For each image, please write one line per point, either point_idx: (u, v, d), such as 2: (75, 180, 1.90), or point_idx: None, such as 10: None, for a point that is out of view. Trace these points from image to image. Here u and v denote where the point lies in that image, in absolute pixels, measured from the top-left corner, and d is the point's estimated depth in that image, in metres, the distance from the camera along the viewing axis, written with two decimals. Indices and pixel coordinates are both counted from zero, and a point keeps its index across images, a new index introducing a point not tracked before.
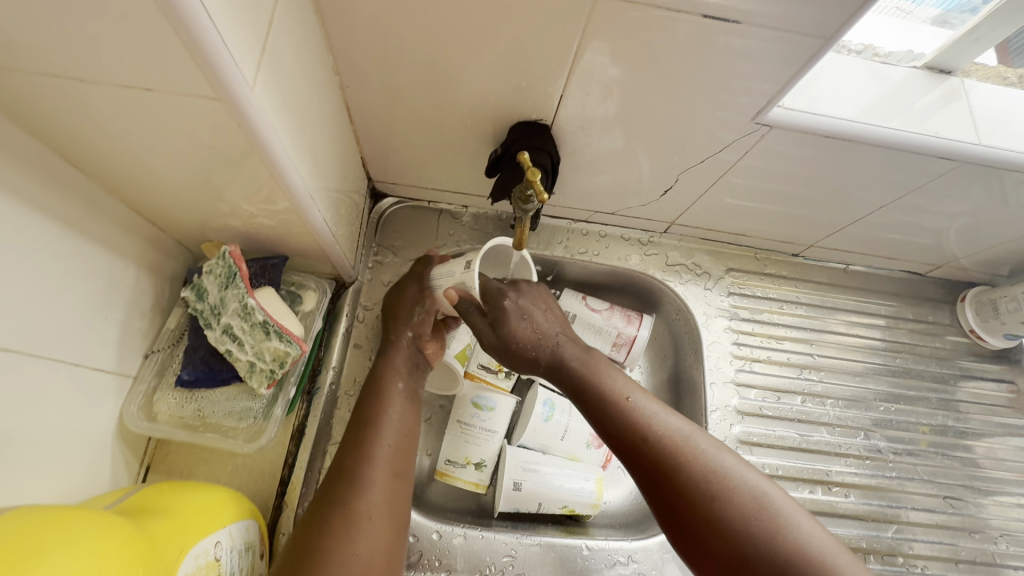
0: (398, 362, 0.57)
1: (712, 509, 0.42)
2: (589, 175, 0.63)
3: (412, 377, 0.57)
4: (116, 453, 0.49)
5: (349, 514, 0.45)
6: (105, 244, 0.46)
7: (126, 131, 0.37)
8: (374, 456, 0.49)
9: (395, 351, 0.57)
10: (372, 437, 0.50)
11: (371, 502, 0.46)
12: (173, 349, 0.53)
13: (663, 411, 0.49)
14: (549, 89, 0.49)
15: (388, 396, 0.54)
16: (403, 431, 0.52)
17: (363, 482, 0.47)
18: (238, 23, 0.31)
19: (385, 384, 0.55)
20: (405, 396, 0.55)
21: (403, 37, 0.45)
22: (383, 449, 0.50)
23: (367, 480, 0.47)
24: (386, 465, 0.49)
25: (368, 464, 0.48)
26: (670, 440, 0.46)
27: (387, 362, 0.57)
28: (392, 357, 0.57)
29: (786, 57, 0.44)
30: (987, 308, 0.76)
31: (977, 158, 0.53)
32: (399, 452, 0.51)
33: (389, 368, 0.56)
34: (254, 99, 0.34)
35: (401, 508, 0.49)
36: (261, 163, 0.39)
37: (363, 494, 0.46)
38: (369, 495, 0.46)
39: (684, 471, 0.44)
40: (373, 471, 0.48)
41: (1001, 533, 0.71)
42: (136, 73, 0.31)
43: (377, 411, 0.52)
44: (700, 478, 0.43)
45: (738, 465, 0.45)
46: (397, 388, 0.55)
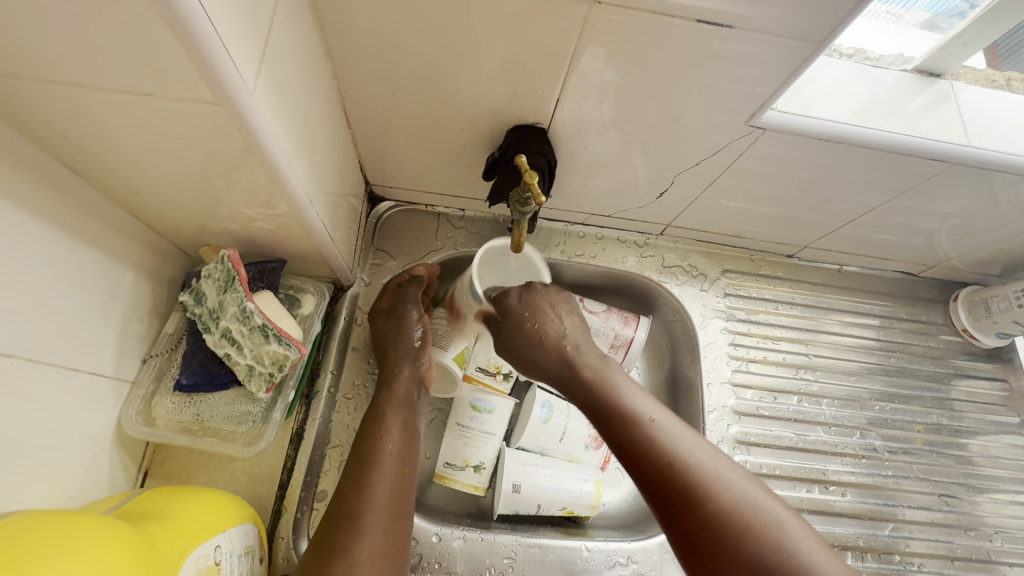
0: (399, 392, 0.58)
1: (739, 550, 0.41)
2: (585, 177, 0.63)
3: (411, 409, 0.58)
4: (114, 458, 0.49)
5: (347, 558, 0.45)
6: (103, 248, 0.46)
7: (126, 136, 0.37)
8: (373, 497, 0.49)
9: (395, 381, 0.59)
10: (372, 477, 0.50)
11: (370, 545, 0.46)
12: (172, 353, 0.53)
13: (693, 441, 0.47)
14: (546, 93, 0.50)
15: (388, 433, 0.54)
16: (401, 469, 0.52)
17: (364, 525, 0.47)
18: (238, 27, 0.31)
19: (383, 419, 0.55)
20: (404, 432, 0.55)
21: (401, 43, 0.45)
22: (382, 490, 0.50)
23: (367, 521, 0.47)
24: (385, 506, 0.49)
25: (367, 505, 0.48)
26: (696, 474, 0.45)
27: (387, 395, 0.58)
28: (392, 387, 0.58)
29: (779, 61, 0.44)
30: (980, 307, 0.77)
31: (967, 159, 0.54)
32: (398, 492, 0.51)
33: (390, 402, 0.57)
34: (254, 103, 0.35)
35: (399, 548, 0.48)
36: (261, 167, 0.40)
37: (362, 538, 0.46)
38: (368, 540, 0.46)
39: (708, 509, 0.43)
40: (372, 514, 0.48)
41: (996, 530, 0.72)
42: (136, 78, 0.32)
43: (377, 448, 0.52)
44: (728, 515, 0.43)
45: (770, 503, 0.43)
46: (396, 424, 0.55)
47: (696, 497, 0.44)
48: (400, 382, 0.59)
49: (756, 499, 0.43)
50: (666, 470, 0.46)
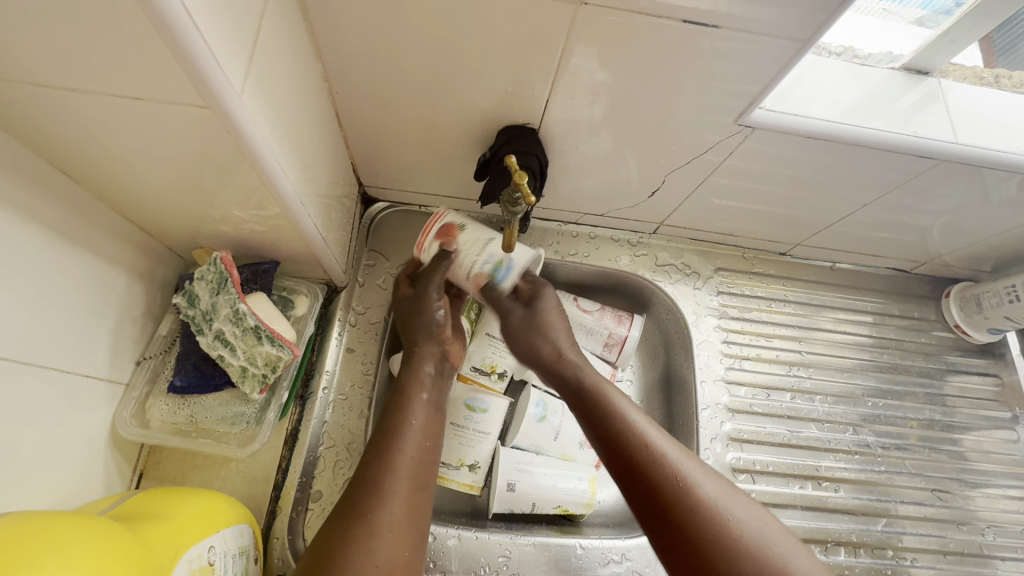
0: (421, 373, 0.58)
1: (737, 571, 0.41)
2: (578, 177, 0.63)
3: (433, 386, 0.58)
4: (108, 460, 0.49)
5: (368, 523, 0.45)
6: (96, 251, 0.46)
7: (116, 140, 0.37)
8: (395, 465, 0.49)
9: (417, 360, 0.59)
10: (396, 448, 0.50)
11: (389, 513, 0.46)
12: (166, 355, 0.54)
13: (693, 465, 0.48)
14: (536, 93, 0.50)
15: (412, 406, 0.54)
16: (424, 443, 0.53)
17: (387, 492, 0.47)
18: (226, 32, 0.32)
19: (409, 394, 0.55)
20: (428, 408, 0.55)
21: (392, 44, 0.46)
22: (404, 461, 0.50)
23: (389, 489, 0.47)
24: (408, 475, 0.49)
25: (389, 473, 0.48)
26: (694, 495, 0.45)
27: (410, 374, 0.57)
28: (414, 366, 0.58)
29: (766, 60, 0.45)
30: (971, 303, 0.77)
31: (955, 156, 0.54)
32: (419, 464, 0.51)
33: (413, 379, 0.57)
34: (242, 106, 0.35)
35: (419, 521, 0.48)
36: (251, 169, 0.40)
37: (383, 504, 0.46)
38: (389, 507, 0.46)
39: (705, 528, 0.43)
40: (393, 482, 0.48)
41: (989, 524, 0.72)
42: (124, 82, 0.32)
43: (402, 421, 0.53)
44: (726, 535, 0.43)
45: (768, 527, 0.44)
46: (421, 399, 0.55)
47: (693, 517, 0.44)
48: (423, 362, 0.59)
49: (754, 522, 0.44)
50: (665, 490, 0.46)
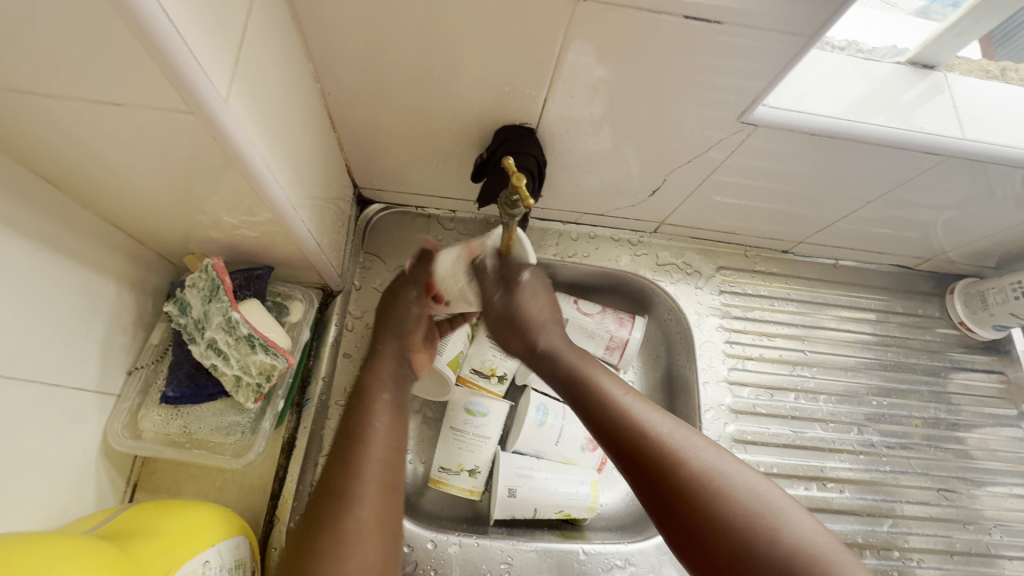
0: (382, 372, 0.54)
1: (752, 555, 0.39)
2: (577, 175, 0.62)
3: (398, 384, 0.54)
4: (100, 472, 0.48)
5: (338, 533, 0.42)
6: (83, 260, 0.45)
7: (98, 146, 0.36)
8: (361, 472, 0.46)
9: (378, 358, 0.55)
10: (362, 453, 0.47)
11: (360, 519, 0.43)
12: (158, 365, 0.53)
13: (699, 444, 0.46)
14: (533, 92, 0.49)
15: (376, 409, 0.50)
16: (391, 444, 0.49)
17: (353, 499, 0.44)
18: (210, 34, 0.31)
19: (370, 395, 0.51)
20: (392, 407, 0.51)
21: (384, 43, 0.44)
22: (371, 465, 0.46)
23: (357, 495, 0.44)
24: (375, 481, 0.46)
25: (355, 479, 0.45)
26: (700, 478, 0.43)
27: (372, 374, 0.54)
28: (376, 365, 0.55)
29: (769, 55, 0.44)
30: (976, 299, 0.76)
31: (961, 152, 0.53)
32: (389, 467, 0.48)
33: (376, 379, 0.53)
34: (228, 110, 0.34)
35: (396, 523, 0.46)
36: (240, 175, 0.39)
37: (351, 512, 0.44)
38: (360, 513, 0.44)
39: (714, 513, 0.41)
40: (361, 487, 0.45)
41: (996, 523, 0.72)
42: (103, 87, 0.30)
43: (366, 423, 0.49)
44: (740, 521, 0.41)
45: (784, 508, 0.41)
46: (384, 401, 0.51)
47: (703, 500, 0.42)
48: (385, 359, 0.55)
49: (770, 505, 0.41)
50: (669, 474, 0.44)
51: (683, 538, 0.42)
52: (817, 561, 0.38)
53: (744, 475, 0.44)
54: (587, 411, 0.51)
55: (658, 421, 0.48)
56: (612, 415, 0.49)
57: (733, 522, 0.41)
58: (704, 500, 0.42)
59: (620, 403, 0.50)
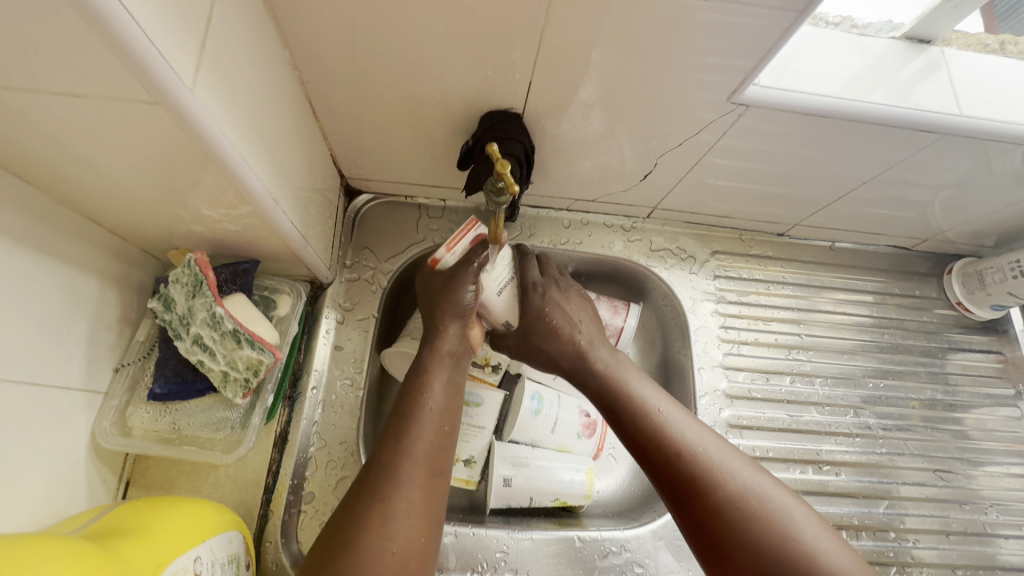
0: (443, 353, 0.54)
1: (759, 552, 0.42)
2: (569, 160, 0.61)
3: (456, 365, 0.55)
4: (91, 470, 0.48)
5: (384, 509, 0.42)
6: (64, 257, 0.44)
7: (67, 139, 0.35)
8: (411, 451, 0.47)
9: (440, 338, 0.55)
10: (411, 431, 0.48)
11: (406, 498, 0.44)
12: (145, 361, 0.52)
13: (719, 447, 0.48)
14: (517, 76, 0.48)
15: (428, 391, 0.51)
16: (442, 427, 0.50)
17: (400, 476, 0.45)
18: (172, 21, 0.29)
19: (426, 377, 0.52)
20: (447, 391, 0.52)
21: (364, 27, 0.43)
22: (420, 442, 0.47)
23: (403, 472, 0.45)
24: (423, 459, 0.47)
25: (405, 458, 0.46)
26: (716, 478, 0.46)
27: (432, 352, 0.54)
28: (435, 345, 0.55)
29: (759, 32, 0.42)
30: (974, 279, 0.75)
31: (958, 129, 0.52)
32: (437, 448, 0.48)
33: (434, 359, 0.54)
34: (196, 100, 0.33)
35: (438, 506, 0.46)
36: (214, 166, 0.38)
37: (400, 489, 0.44)
38: (405, 491, 0.44)
39: (724, 510, 0.44)
40: (411, 468, 0.46)
41: (992, 503, 0.71)
42: (64, 78, 0.29)
43: (417, 405, 0.50)
44: (750, 519, 0.43)
45: (791, 512, 0.44)
46: (440, 382, 0.52)
47: (714, 498, 0.45)
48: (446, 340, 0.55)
49: (779, 507, 0.44)
50: (686, 471, 0.47)
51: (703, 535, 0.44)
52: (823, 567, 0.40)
53: (761, 482, 0.46)
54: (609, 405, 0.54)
55: (682, 421, 0.50)
56: (636, 409, 0.52)
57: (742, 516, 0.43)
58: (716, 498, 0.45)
59: (646, 400, 0.52)
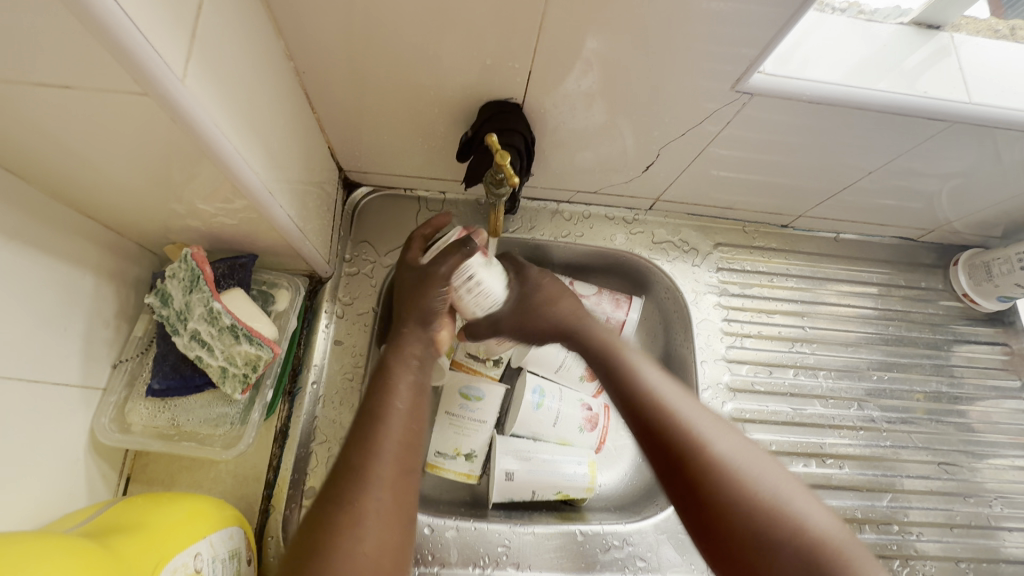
0: (408, 356, 0.52)
1: (768, 544, 0.39)
2: (569, 152, 0.60)
3: (421, 369, 0.52)
4: (90, 466, 0.47)
5: (353, 511, 0.41)
6: (59, 252, 0.44)
7: (57, 133, 0.34)
8: (379, 451, 0.44)
9: (404, 342, 0.53)
10: (379, 432, 0.45)
11: (376, 500, 0.42)
12: (143, 357, 0.52)
13: (729, 436, 0.45)
14: (517, 65, 0.47)
15: (395, 391, 0.48)
16: (411, 426, 0.47)
17: (371, 480, 0.43)
18: (161, 9, 0.29)
19: (391, 377, 0.50)
20: (414, 390, 0.50)
21: (362, 18, 0.42)
22: (389, 443, 0.45)
23: (373, 476, 0.43)
24: (393, 461, 0.44)
25: (373, 460, 0.43)
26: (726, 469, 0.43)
27: (396, 355, 0.52)
28: (399, 349, 0.52)
29: (764, 19, 0.41)
30: (980, 270, 0.74)
31: (967, 117, 0.50)
32: (407, 448, 0.46)
33: (400, 361, 0.51)
34: (187, 91, 0.32)
35: (409, 506, 0.44)
36: (208, 159, 0.37)
37: (369, 492, 0.42)
38: (374, 493, 0.42)
39: (734, 501, 0.41)
40: (378, 469, 0.43)
41: (997, 496, 0.71)
42: (50, 68, 0.29)
43: (385, 403, 0.47)
44: (758, 510, 0.40)
45: (803, 500, 0.41)
46: (406, 383, 0.50)
47: (723, 486, 0.42)
48: (410, 345, 0.52)
49: (791, 497, 0.41)
50: (695, 458, 0.44)
51: (701, 517, 0.42)
52: (838, 556, 0.37)
53: (768, 469, 0.43)
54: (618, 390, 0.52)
55: (686, 407, 0.48)
56: (644, 395, 0.49)
57: (753, 507, 0.40)
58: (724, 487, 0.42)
59: (652, 389, 0.49)
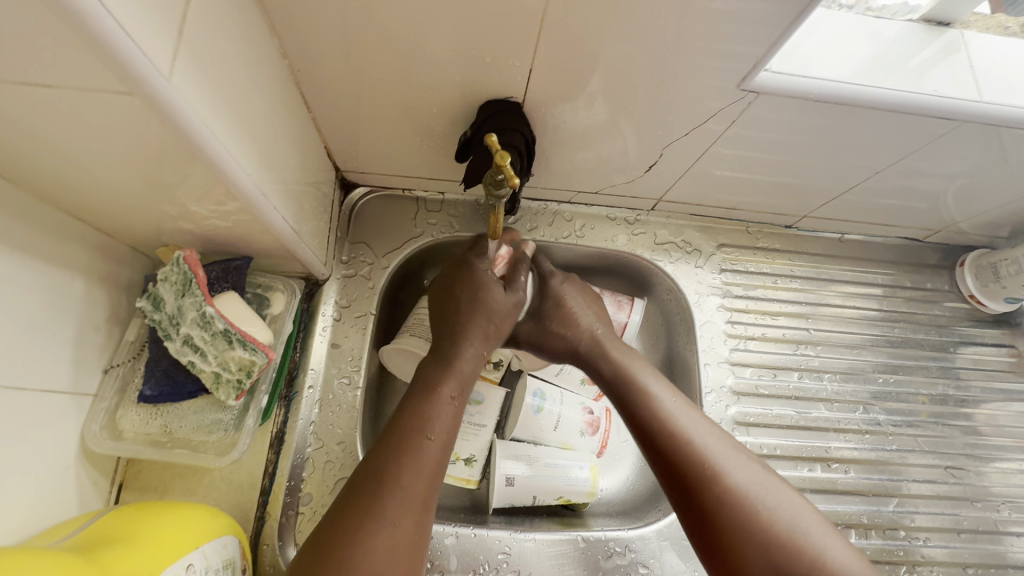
0: (473, 351, 0.53)
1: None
2: (571, 152, 0.59)
3: (477, 368, 0.53)
4: (81, 474, 0.46)
5: (380, 516, 0.40)
6: (47, 256, 0.42)
7: (41, 135, 0.33)
8: (416, 454, 0.45)
9: (471, 336, 0.53)
10: (418, 432, 0.46)
11: (399, 505, 0.42)
12: (135, 362, 0.50)
13: (741, 463, 0.45)
14: (516, 63, 0.46)
15: (440, 389, 0.49)
16: (448, 428, 0.48)
17: (401, 482, 0.42)
18: (146, 4, 0.28)
19: (443, 375, 0.51)
20: (463, 383, 0.51)
21: (359, 17, 0.41)
22: (426, 445, 0.45)
23: (405, 478, 0.43)
24: (425, 468, 0.44)
25: (406, 460, 0.44)
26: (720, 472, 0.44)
27: (454, 349, 0.52)
28: (463, 342, 0.53)
29: (771, 16, 0.40)
30: (987, 272, 0.73)
31: (977, 116, 0.49)
32: (441, 454, 0.46)
33: (456, 353, 0.52)
34: (175, 91, 0.31)
35: (431, 517, 0.44)
36: (198, 161, 0.36)
37: (396, 495, 0.42)
38: (401, 499, 0.42)
39: (724, 499, 0.43)
40: (411, 471, 0.43)
41: (1003, 500, 0.70)
42: (29, 66, 0.27)
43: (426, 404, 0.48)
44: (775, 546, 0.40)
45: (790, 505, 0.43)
46: (456, 381, 0.51)
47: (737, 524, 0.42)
48: (474, 338, 0.53)
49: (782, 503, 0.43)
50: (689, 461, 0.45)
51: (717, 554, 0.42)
52: None
53: (790, 503, 0.43)
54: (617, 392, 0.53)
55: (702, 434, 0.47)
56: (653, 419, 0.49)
57: (765, 538, 0.41)
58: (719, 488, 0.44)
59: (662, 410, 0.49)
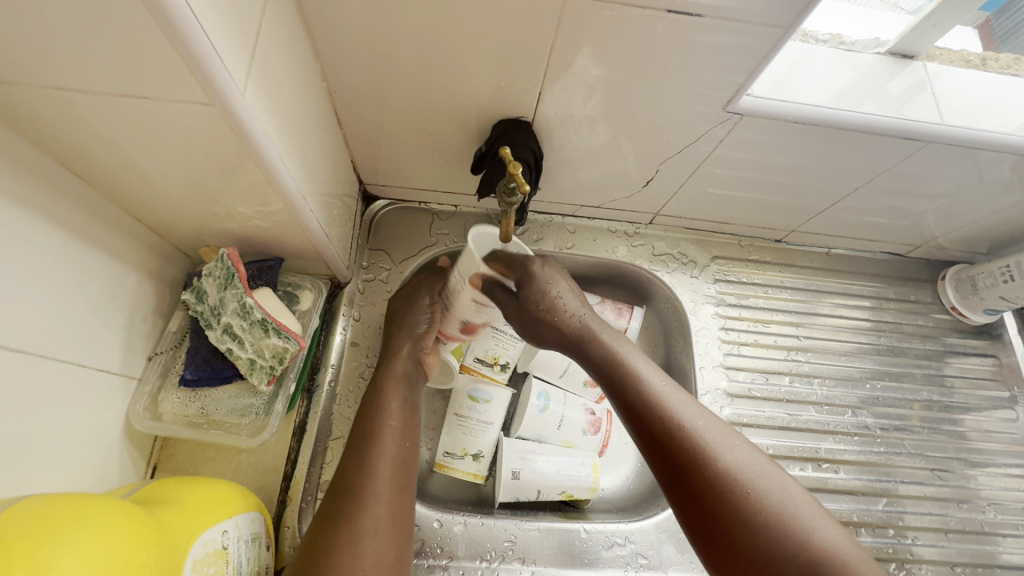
0: (396, 372, 0.59)
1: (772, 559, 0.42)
2: (575, 169, 0.65)
3: (410, 387, 0.59)
4: (123, 452, 0.50)
5: (353, 527, 0.45)
6: (108, 249, 0.48)
7: (123, 140, 0.39)
8: (375, 471, 0.50)
9: (394, 358, 0.60)
10: (374, 453, 0.51)
11: (373, 516, 0.47)
12: (175, 351, 0.55)
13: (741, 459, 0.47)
14: (528, 86, 0.52)
15: (388, 410, 0.55)
16: (403, 444, 0.54)
17: (367, 497, 0.47)
18: (229, 34, 0.33)
19: (385, 400, 0.56)
20: (405, 408, 0.56)
21: (392, 46, 0.47)
22: (384, 463, 0.51)
23: (370, 494, 0.48)
24: (388, 480, 0.50)
25: (369, 477, 0.49)
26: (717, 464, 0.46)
27: (388, 373, 0.59)
28: (390, 364, 0.60)
29: (750, 46, 0.46)
30: (967, 284, 0.78)
31: (942, 137, 0.55)
32: (401, 466, 0.52)
33: (390, 379, 0.58)
34: (246, 102, 0.36)
35: (405, 521, 0.49)
36: (254, 166, 0.41)
37: (367, 508, 0.47)
38: (372, 509, 0.47)
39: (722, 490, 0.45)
40: (375, 486, 0.49)
41: (990, 502, 0.73)
42: (134, 82, 0.33)
43: (380, 425, 0.53)
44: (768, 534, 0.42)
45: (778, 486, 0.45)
46: (397, 401, 0.56)
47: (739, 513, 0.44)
48: (399, 361, 0.60)
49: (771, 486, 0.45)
50: (700, 471, 0.46)
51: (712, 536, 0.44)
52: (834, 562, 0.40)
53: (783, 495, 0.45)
54: (621, 395, 0.53)
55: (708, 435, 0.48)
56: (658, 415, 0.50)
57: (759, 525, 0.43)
58: (725, 489, 0.45)
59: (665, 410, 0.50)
